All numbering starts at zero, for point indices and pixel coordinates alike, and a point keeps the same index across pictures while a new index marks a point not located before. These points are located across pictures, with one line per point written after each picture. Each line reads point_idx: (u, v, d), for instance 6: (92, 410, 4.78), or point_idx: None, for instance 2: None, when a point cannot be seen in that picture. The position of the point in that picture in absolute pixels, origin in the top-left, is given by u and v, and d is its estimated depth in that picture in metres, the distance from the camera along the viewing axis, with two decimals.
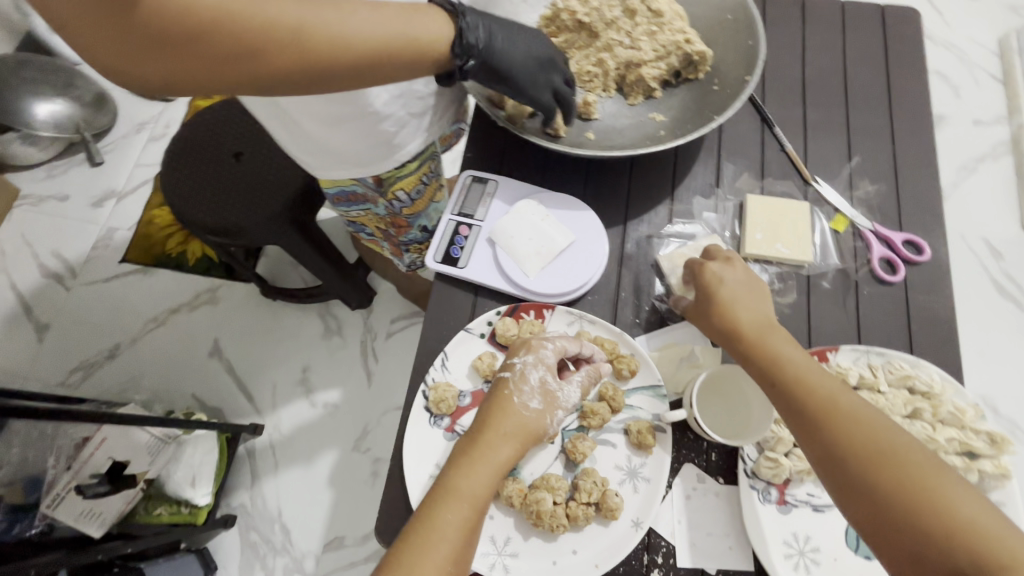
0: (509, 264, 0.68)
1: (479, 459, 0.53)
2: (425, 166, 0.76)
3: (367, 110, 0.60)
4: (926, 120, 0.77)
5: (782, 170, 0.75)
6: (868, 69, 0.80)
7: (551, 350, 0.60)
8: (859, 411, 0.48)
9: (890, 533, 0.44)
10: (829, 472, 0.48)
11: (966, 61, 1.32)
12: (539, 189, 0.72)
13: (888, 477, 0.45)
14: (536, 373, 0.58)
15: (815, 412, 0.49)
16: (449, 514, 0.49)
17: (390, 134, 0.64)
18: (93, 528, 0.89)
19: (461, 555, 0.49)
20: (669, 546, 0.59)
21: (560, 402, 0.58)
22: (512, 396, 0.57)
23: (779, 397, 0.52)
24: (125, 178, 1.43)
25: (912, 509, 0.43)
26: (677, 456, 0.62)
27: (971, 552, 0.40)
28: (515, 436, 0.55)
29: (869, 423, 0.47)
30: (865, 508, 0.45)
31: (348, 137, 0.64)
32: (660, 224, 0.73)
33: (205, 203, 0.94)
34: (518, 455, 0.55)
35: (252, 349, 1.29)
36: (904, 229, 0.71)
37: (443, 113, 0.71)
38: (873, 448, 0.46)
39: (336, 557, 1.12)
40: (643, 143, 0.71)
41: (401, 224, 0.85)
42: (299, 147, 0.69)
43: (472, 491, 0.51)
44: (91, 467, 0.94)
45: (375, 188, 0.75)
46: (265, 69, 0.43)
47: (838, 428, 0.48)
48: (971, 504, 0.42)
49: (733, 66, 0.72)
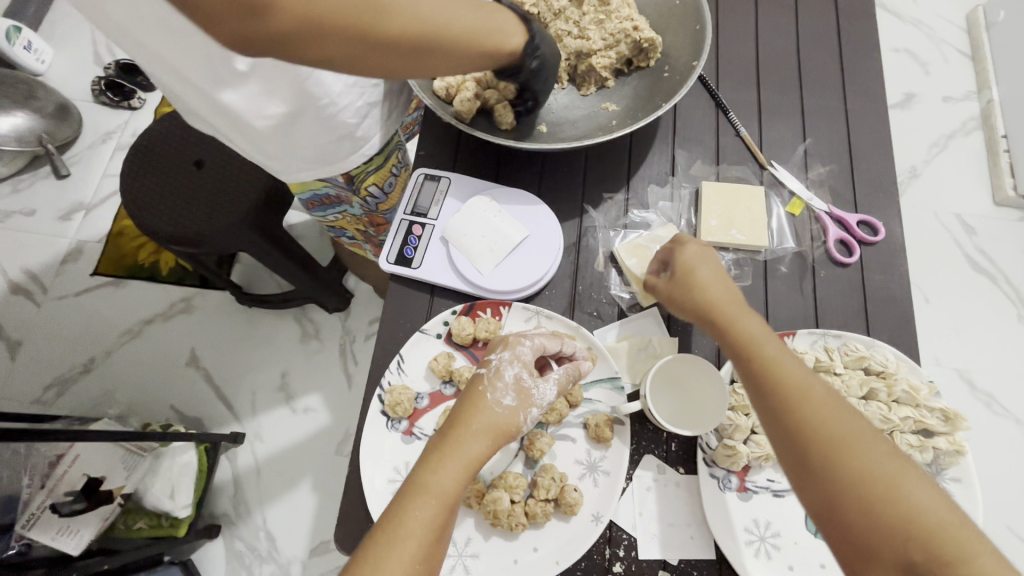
0: (462, 262, 0.67)
1: (450, 455, 0.50)
2: (393, 157, 0.78)
3: (319, 103, 0.58)
4: (881, 100, 0.76)
5: (738, 155, 0.75)
6: (823, 51, 0.79)
7: (529, 348, 0.58)
8: (827, 397, 0.47)
9: (844, 525, 0.43)
10: (789, 457, 0.47)
11: (934, 38, 1.29)
12: (491, 185, 0.71)
13: (849, 466, 0.44)
14: (512, 369, 0.56)
15: (791, 392, 0.48)
16: (417, 510, 0.46)
17: (350, 126, 0.63)
18: (70, 546, 0.86)
19: (430, 555, 0.46)
20: (631, 539, 0.59)
21: (535, 399, 0.55)
22: (485, 392, 0.54)
23: (747, 376, 0.51)
24: (92, 190, 1.41)
25: (870, 502, 0.42)
26: (637, 448, 0.62)
27: (927, 548, 0.40)
28: (486, 433, 0.52)
29: (838, 411, 0.46)
30: (828, 495, 0.44)
31: (313, 137, 0.62)
32: (616, 215, 0.72)
33: (167, 211, 0.91)
34: (489, 453, 0.52)
35: (229, 357, 1.27)
36: (860, 210, 0.71)
37: (393, 107, 0.69)
38: (838, 436, 0.45)
39: (323, 561, 1.12)
40: (595, 134, 0.70)
41: (378, 221, 0.87)
42: (260, 156, 0.66)
43: (441, 487, 0.48)
44: (66, 484, 0.89)
45: (347, 187, 0.75)
46: (380, 53, 0.44)
47: (806, 414, 0.46)
48: (933, 500, 0.42)
49: (682, 52, 0.71)
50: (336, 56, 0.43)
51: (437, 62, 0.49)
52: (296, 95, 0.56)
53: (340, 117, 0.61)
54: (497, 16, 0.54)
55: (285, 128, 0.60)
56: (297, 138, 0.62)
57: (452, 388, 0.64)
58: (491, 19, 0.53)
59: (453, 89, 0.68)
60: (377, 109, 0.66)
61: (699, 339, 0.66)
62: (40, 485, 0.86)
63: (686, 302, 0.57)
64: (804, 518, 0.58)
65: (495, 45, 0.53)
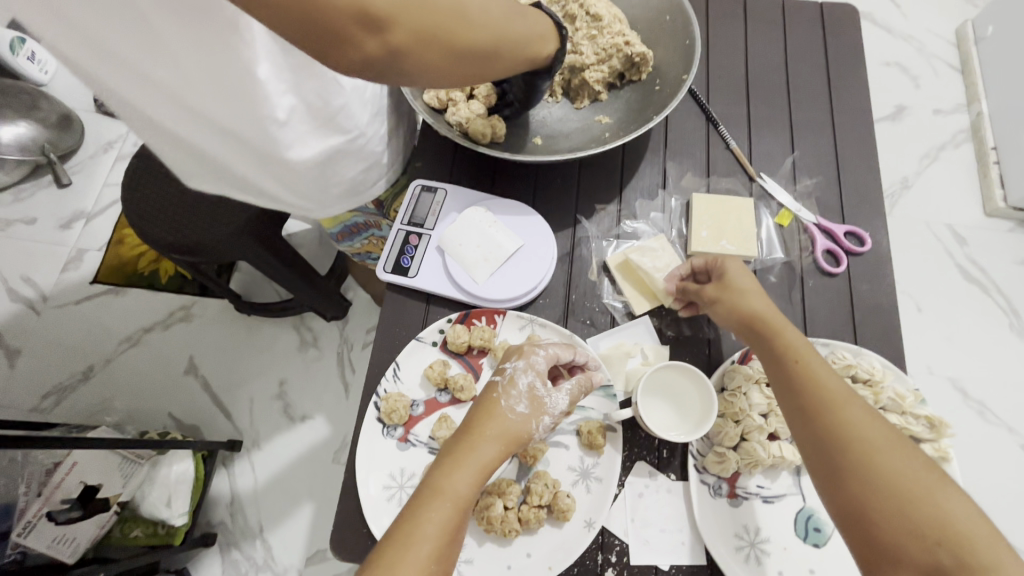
0: (457, 271, 0.68)
1: (465, 459, 0.51)
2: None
3: (352, 138, 0.64)
4: (868, 114, 0.78)
5: (727, 167, 0.76)
6: (811, 67, 0.81)
7: (543, 357, 0.59)
8: (863, 408, 0.51)
9: (874, 528, 0.46)
10: (822, 462, 0.50)
11: (925, 52, 1.31)
12: (486, 196, 0.72)
13: (883, 472, 0.47)
14: (525, 378, 0.57)
15: (825, 398, 0.52)
16: (434, 513, 0.48)
17: (377, 153, 0.70)
18: (66, 555, 0.88)
19: (444, 557, 0.47)
20: (623, 545, 0.60)
21: (548, 408, 0.57)
22: (499, 400, 0.56)
23: (785, 383, 0.54)
24: (94, 199, 1.42)
25: (901, 505, 0.45)
26: (629, 455, 0.63)
27: (956, 551, 0.43)
28: (499, 439, 0.53)
29: (873, 421, 0.50)
30: (857, 495, 0.47)
31: (349, 167, 0.67)
32: (609, 225, 0.74)
33: (168, 220, 0.92)
34: (501, 459, 0.53)
35: (227, 364, 1.28)
36: (847, 221, 0.73)
37: (399, 134, 0.74)
38: (873, 444, 0.48)
39: (319, 570, 1.12)
40: (588, 145, 0.72)
41: None
42: (288, 196, 0.65)
43: (457, 492, 0.49)
44: (62, 492, 0.91)
45: (376, 213, 0.80)
46: (456, 63, 0.50)
47: (842, 421, 0.50)
48: (963, 508, 0.44)
49: (672, 65, 0.73)
50: (427, 69, 0.48)
51: (491, 60, 0.54)
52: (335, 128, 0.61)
53: (369, 146, 0.67)
54: (528, 11, 0.58)
55: (323, 168, 0.63)
56: (335, 180, 0.66)
57: (447, 396, 0.65)
58: (524, 13, 0.57)
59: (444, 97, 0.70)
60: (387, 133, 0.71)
61: (690, 347, 0.67)
62: (36, 492, 0.89)
63: (726, 311, 0.60)
64: (794, 524, 0.59)
65: (533, 39, 0.57)
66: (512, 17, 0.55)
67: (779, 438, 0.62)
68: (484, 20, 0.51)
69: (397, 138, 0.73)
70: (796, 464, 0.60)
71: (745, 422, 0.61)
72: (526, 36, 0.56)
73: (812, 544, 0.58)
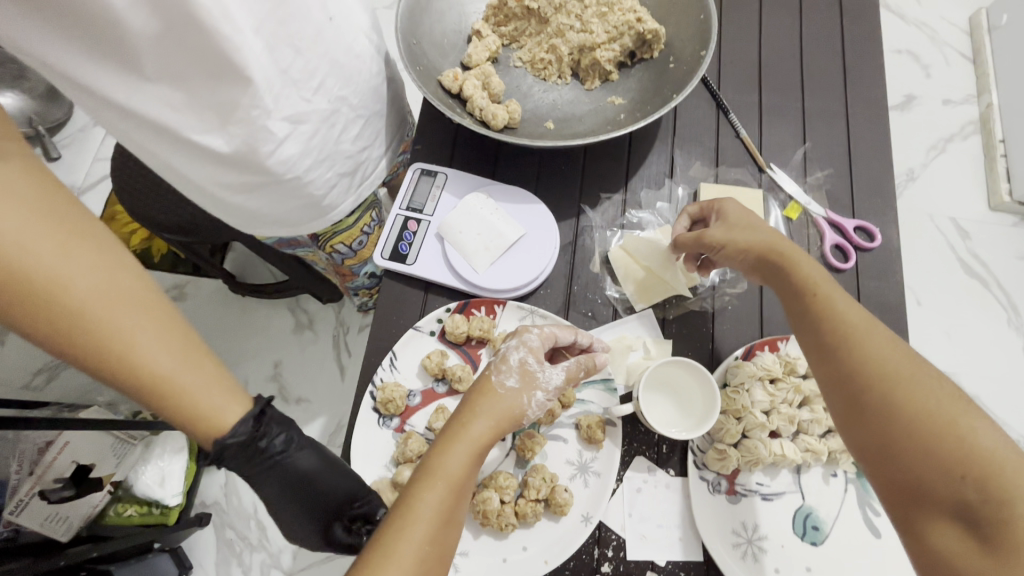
0: (457, 259, 0.67)
1: (458, 438, 0.49)
2: (365, 218, 0.78)
3: (284, 178, 0.60)
4: (880, 103, 0.76)
5: (736, 157, 0.74)
6: (824, 54, 0.79)
7: (536, 336, 0.58)
8: (886, 345, 0.48)
9: (900, 461, 0.44)
10: (845, 399, 0.49)
11: (937, 40, 1.28)
12: (488, 181, 0.71)
13: (904, 407, 0.45)
14: (516, 354, 0.56)
15: (843, 333, 0.50)
16: (427, 494, 0.45)
17: (317, 197, 0.65)
18: (59, 534, 0.88)
19: (438, 541, 0.45)
20: (620, 540, 0.59)
21: (540, 383, 0.55)
22: (489, 375, 0.55)
23: (806, 321, 0.52)
24: (84, 173, 1.38)
25: (927, 433, 0.43)
26: (628, 450, 0.62)
27: (980, 482, 0.40)
28: (494, 416, 0.51)
29: (894, 358, 0.47)
30: (879, 427, 0.46)
31: (265, 205, 0.63)
32: (613, 215, 0.72)
33: (158, 198, 0.87)
34: (492, 438, 0.51)
35: (221, 347, 1.26)
36: (856, 216, 0.71)
37: (388, 113, 0.72)
38: (895, 379, 0.46)
39: (313, 551, 1.11)
40: (603, 128, 0.69)
41: (346, 273, 0.85)
42: (218, 193, 0.61)
43: (450, 471, 0.47)
44: (55, 471, 0.88)
45: (312, 242, 0.76)
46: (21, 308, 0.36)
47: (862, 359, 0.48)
48: (990, 435, 0.42)
49: (687, 42, 0.70)
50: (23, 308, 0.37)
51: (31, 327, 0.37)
52: (255, 170, 0.58)
53: (309, 187, 0.63)
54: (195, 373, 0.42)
55: (242, 185, 0.60)
56: (259, 194, 0.61)
57: (445, 386, 0.64)
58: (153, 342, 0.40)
59: (457, 87, 0.68)
60: (345, 180, 0.68)
61: (692, 341, 0.66)
62: (29, 470, 0.84)
63: (742, 249, 0.58)
64: (791, 522, 0.58)
65: (138, 371, 0.39)
66: (136, 318, 0.40)
67: (779, 435, 0.62)
68: (54, 273, 0.37)
69: (349, 179, 0.69)
70: (796, 462, 0.59)
71: (746, 419, 0.60)
72: (123, 371, 0.39)
73: (809, 542, 0.58)
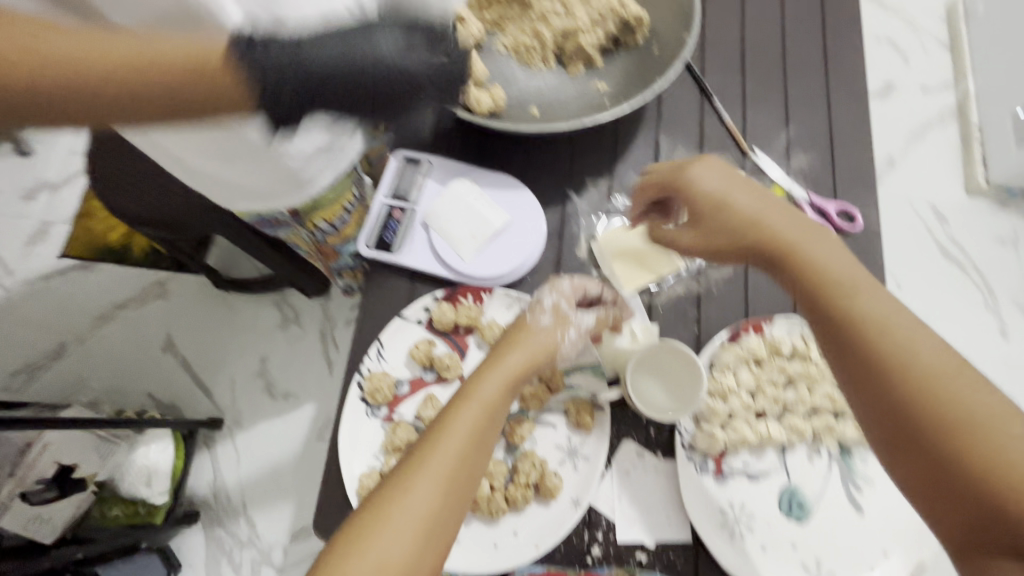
0: (444, 248, 0.67)
1: (493, 368, 0.52)
2: (347, 192, 0.70)
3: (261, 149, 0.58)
4: (860, 88, 0.77)
5: (721, 142, 0.75)
6: (805, 39, 0.80)
7: (569, 284, 0.59)
8: (922, 343, 0.45)
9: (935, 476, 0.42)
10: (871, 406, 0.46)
11: (915, 28, 1.29)
12: (473, 168, 0.70)
13: (951, 433, 0.41)
14: (550, 298, 0.58)
15: (870, 335, 0.46)
16: (462, 412, 0.48)
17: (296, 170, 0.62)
18: (43, 536, 0.87)
19: (470, 462, 0.47)
20: (610, 522, 0.59)
21: (573, 322, 0.57)
22: (526, 316, 0.58)
23: (826, 321, 0.49)
24: (59, 169, 1.35)
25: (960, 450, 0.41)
26: (616, 434, 0.63)
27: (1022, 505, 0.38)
28: (528, 350, 0.54)
29: (921, 351, 0.45)
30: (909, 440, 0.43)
31: (243, 174, 0.62)
32: (599, 201, 0.72)
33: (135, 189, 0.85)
34: (527, 366, 0.54)
35: (206, 343, 1.24)
36: (839, 200, 0.72)
37: None
38: (930, 381, 0.43)
39: (304, 546, 1.10)
40: (587, 114, 0.70)
41: (329, 251, 0.80)
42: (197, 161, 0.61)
43: (484, 396, 0.50)
44: (36, 472, 0.89)
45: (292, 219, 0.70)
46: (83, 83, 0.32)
47: (880, 358, 0.45)
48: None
49: (670, 28, 0.70)
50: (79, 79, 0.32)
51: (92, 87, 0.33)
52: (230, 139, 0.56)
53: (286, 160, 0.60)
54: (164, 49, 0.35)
55: (219, 153, 0.59)
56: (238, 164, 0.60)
57: (433, 374, 0.64)
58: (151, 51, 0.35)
59: None
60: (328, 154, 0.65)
61: (677, 325, 0.67)
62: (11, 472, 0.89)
63: (741, 241, 0.54)
64: (778, 501, 0.59)
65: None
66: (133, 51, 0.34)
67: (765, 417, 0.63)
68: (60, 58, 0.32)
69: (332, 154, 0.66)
70: (780, 441, 0.60)
71: (732, 401, 0.61)
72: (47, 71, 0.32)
73: (794, 520, 0.59)
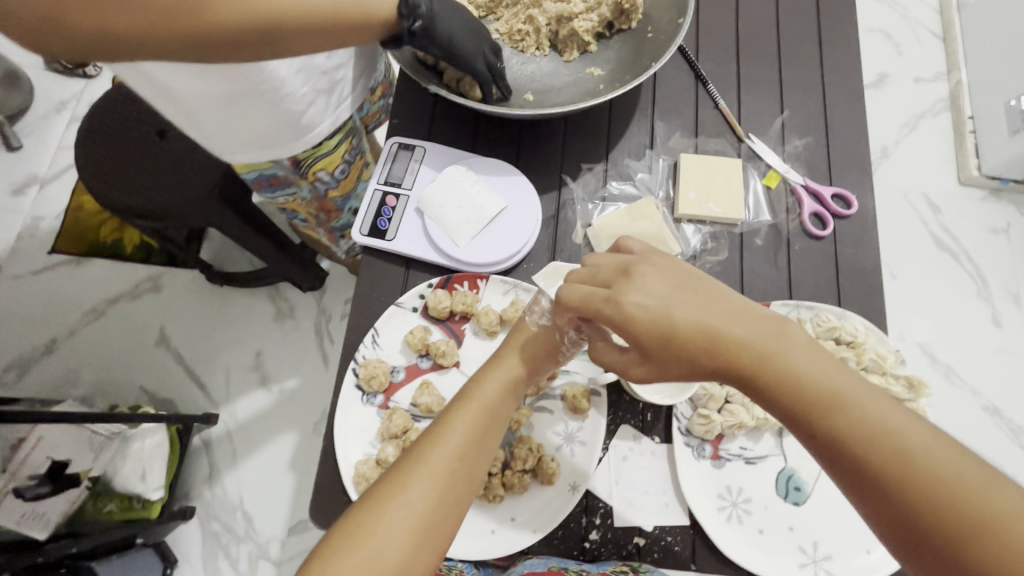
0: (439, 234, 0.66)
1: (492, 371, 0.50)
2: (346, 143, 0.74)
3: (263, 87, 0.56)
4: (855, 74, 0.77)
5: (716, 128, 0.74)
6: (800, 25, 0.79)
7: None
8: (932, 447, 0.36)
9: None
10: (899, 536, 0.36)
11: (910, 19, 1.29)
12: (468, 154, 0.70)
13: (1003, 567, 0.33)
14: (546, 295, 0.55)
15: (879, 455, 0.36)
16: (461, 412, 0.48)
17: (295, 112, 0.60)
18: (37, 531, 0.81)
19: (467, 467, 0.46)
20: (607, 507, 0.59)
21: None
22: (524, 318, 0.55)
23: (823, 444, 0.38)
24: (48, 163, 1.33)
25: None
26: (613, 419, 0.63)
27: None
28: (528, 349, 0.52)
29: (944, 467, 0.35)
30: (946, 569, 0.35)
31: (240, 120, 0.59)
32: (595, 187, 0.71)
33: (126, 180, 0.84)
34: (529, 366, 0.51)
35: (199, 337, 1.23)
36: (834, 185, 0.72)
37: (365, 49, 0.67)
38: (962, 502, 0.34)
39: (302, 539, 1.10)
40: (583, 99, 0.69)
41: (330, 209, 0.82)
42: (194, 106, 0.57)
43: (485, 397, 0.49)
44: (29, 467, 0.83)
45: (294, 170, 0.71)
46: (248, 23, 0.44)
47: (910, 491, 0.35)
48: None
49: (665, 12, 0.70)
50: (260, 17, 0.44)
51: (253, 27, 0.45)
52: (233, 77, 0.54)
53: (286, 101, 0.58)
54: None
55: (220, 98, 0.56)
56: (238, 106, 0.57)
57: (428, 361, 0.64)
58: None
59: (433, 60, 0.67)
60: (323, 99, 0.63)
61: None
62: None
63: (703, 354, 0.41)
64: (775, 484, 0.60)
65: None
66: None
67: None
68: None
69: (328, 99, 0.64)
70: (778, 425, 0.60)
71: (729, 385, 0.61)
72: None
73: (792, 502, 0.59)
